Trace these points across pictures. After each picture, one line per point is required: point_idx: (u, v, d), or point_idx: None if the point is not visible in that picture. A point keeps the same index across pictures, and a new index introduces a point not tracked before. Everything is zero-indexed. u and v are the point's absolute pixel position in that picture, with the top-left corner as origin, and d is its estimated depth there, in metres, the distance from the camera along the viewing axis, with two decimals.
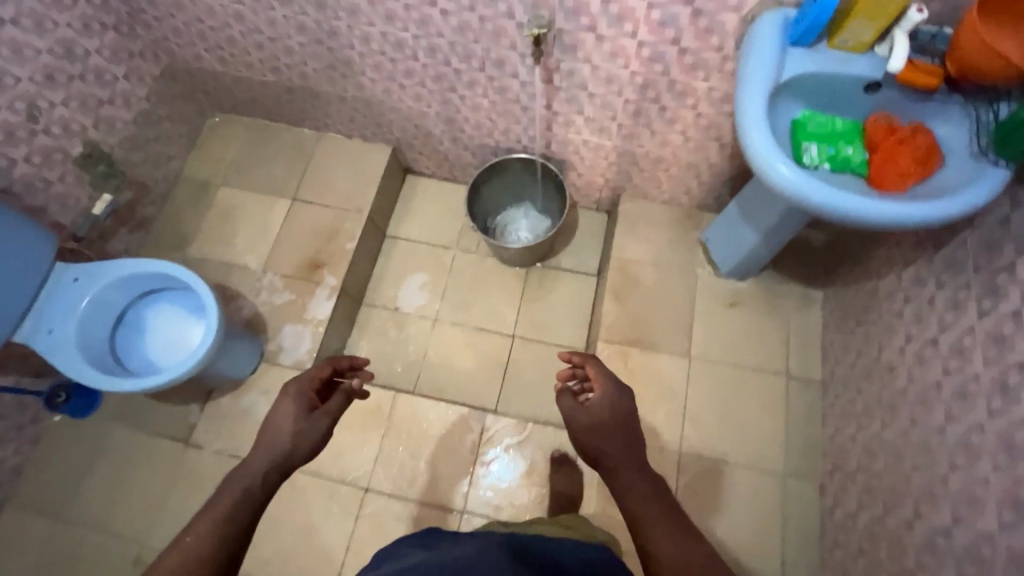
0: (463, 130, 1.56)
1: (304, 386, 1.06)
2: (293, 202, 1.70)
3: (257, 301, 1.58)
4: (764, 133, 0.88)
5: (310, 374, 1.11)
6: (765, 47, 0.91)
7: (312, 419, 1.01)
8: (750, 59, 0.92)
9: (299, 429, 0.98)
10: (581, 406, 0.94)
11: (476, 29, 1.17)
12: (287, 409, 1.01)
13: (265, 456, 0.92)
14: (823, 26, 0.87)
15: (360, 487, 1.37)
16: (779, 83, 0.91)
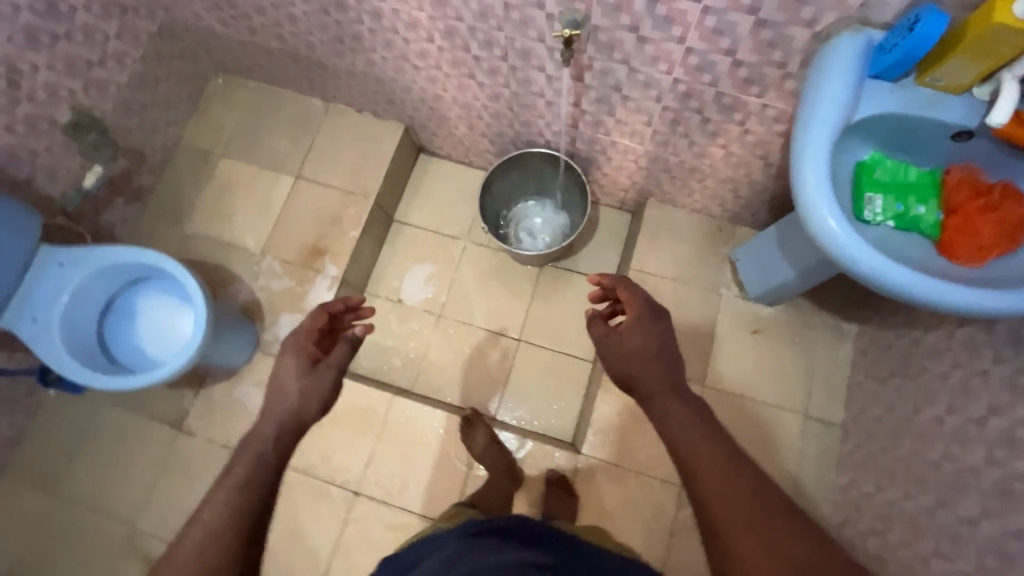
0: (481, 117, 1.41)
1: (302, 342, 0.92)
2: (296, 180, 1.59)
3: (255, 285, 1.51)
4: (822, 184, 0.75)
5: (305, 326, 0.95)
6: (841, 79, 0.76)
7: (317, 373, 0.88)
8: (820, 90, 0.77)
9: (305, 388, 0.86)
10: (615, 335, 0.84)
11: (500, 16, 1.02)
12: (290, 369, 0.88)
13: (275, 421, 0.82)
14: (916, 60, 0.72)
15: (349, 490, 1.37)
16: (850, 123, 0.77)
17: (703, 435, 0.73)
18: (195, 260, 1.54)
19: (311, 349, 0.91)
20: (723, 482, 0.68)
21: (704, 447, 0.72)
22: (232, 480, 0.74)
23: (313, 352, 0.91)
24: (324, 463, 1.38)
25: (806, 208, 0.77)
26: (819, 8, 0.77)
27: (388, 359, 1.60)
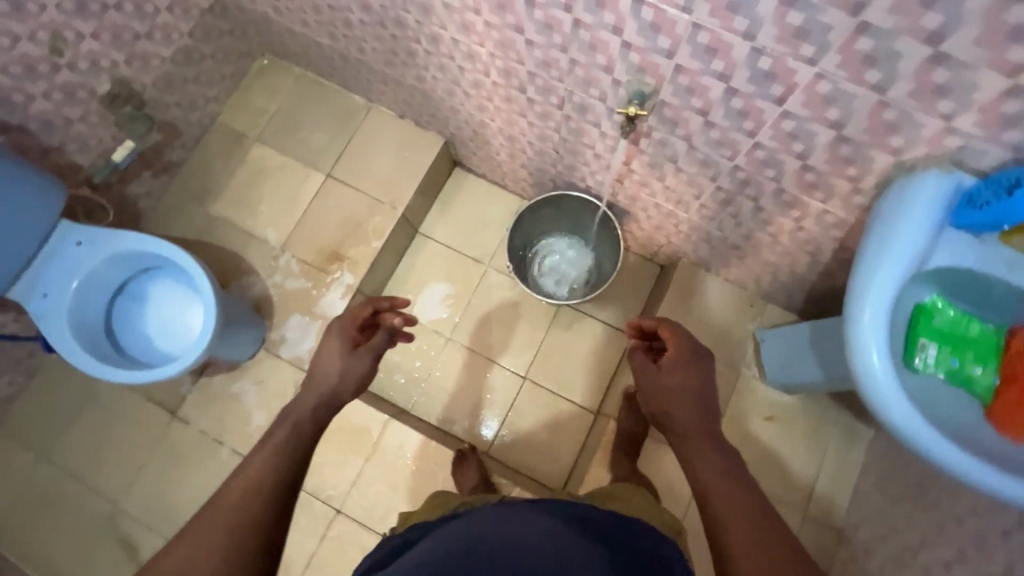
0: (524, 151, 1.36)
1: (346, 325, 0.91)
2: (326, 178, 1.55)
3: (269, 281, 1.49)
4: (877, 324, 0.71)
5: (348, 313, 0.93)
6: (921, 218, 0.71)
7: (357, 357, 0.88)
8: (896, 224, 0.72)
9: (343, 369, 0.86)
10: (654, 367, 0.85)
11: (563, 69, 0.96)
12: (331, 351, 0.88)
13: (313, 398, 0.82)
14: (1006, 221, 0.67)
15: (332, 507, 1.36)
16: (921, 267, 0.72)
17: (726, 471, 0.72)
18: (214, 244, 1.51)
19: (354, 334, 0.90)
20: (742, 516, 0.67)
21: (727, 481, 0.71)
22: (271, 444, 0.72)
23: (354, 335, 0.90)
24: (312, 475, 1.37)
25: (852, 343, 0.73)
26: (911, 141, 0.71)
27: (390, 373, 1.58)
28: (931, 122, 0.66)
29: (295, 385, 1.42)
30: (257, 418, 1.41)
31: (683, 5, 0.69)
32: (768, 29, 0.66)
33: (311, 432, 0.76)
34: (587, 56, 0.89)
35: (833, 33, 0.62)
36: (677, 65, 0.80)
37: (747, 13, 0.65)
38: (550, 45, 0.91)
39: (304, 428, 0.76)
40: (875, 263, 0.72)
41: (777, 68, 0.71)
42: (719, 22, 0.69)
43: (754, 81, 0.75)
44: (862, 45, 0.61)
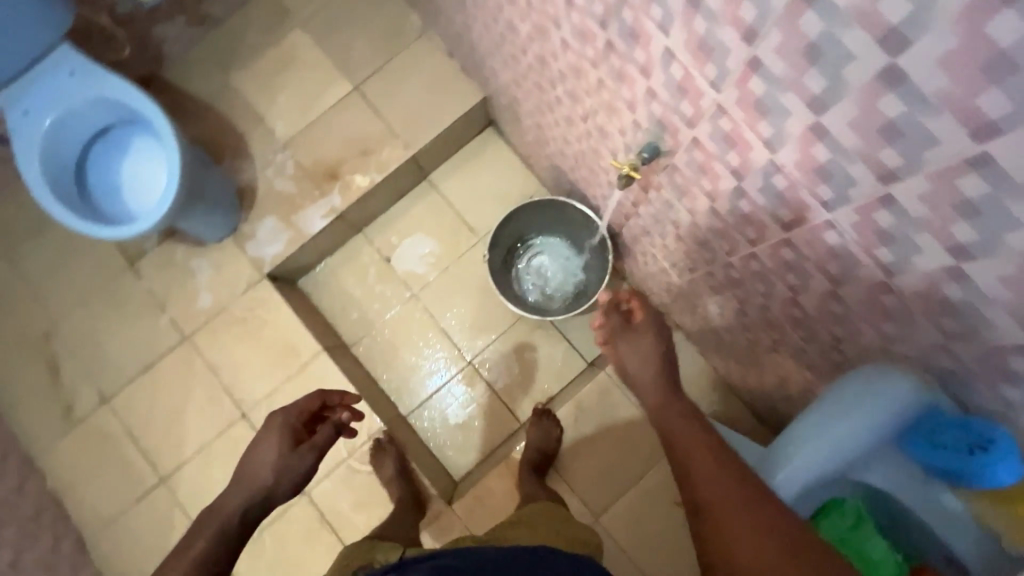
0: (549, 144, 1.25)
1: (290, 419, 0.89)
2: (352, 91, 1.48)
3: (261, 173, 1.46)
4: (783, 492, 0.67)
5: (297, 404, 0.91)
6: (856, 422, 0.65)
7: (297, 455, 0.85)
8: (830, 414, 0.66)
9: (281, 467, 0.84)
10: (625, 330, 0.81)
11: (590, 85, 0.84)
12: (269, 448, 0.86)
13: (245, 496, 0.81)
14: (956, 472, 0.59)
15: (239, 410, 1.38)
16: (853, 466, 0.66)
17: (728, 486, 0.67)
18: (223, 116, 1.48)
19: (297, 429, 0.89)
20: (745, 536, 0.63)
21: (727, 501, 0.65)
22: (187, 558, 0.73)
23: (296, 432, 0.88)
24: (233, 372, 1.40)
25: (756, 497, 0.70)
26: (904, 334, 0.59)
27: (347, 305, 1.56)
28: (929, 328, 0.55)
29: (248, 284, 1.42)
30: (203, 300, 1.42)
31: (713, 80, 0.57)
32: (791, 150, 0.54)
33: (237, 536, 0.77)
34: (614, 84, 0.77)
35: (856, 188, 0.50)
36: (695, 137, 0.68)
37: (775, 121, 0.53)
38: (583, 55, 0.79)
39: (224, 535, 0.76)
40: (789, 441, 0.69)
41: (790, 193, 0.59)
42: (744, 117, 0.56)
43: (764, 193, 0.63)
44: (882, 217, 0.50)
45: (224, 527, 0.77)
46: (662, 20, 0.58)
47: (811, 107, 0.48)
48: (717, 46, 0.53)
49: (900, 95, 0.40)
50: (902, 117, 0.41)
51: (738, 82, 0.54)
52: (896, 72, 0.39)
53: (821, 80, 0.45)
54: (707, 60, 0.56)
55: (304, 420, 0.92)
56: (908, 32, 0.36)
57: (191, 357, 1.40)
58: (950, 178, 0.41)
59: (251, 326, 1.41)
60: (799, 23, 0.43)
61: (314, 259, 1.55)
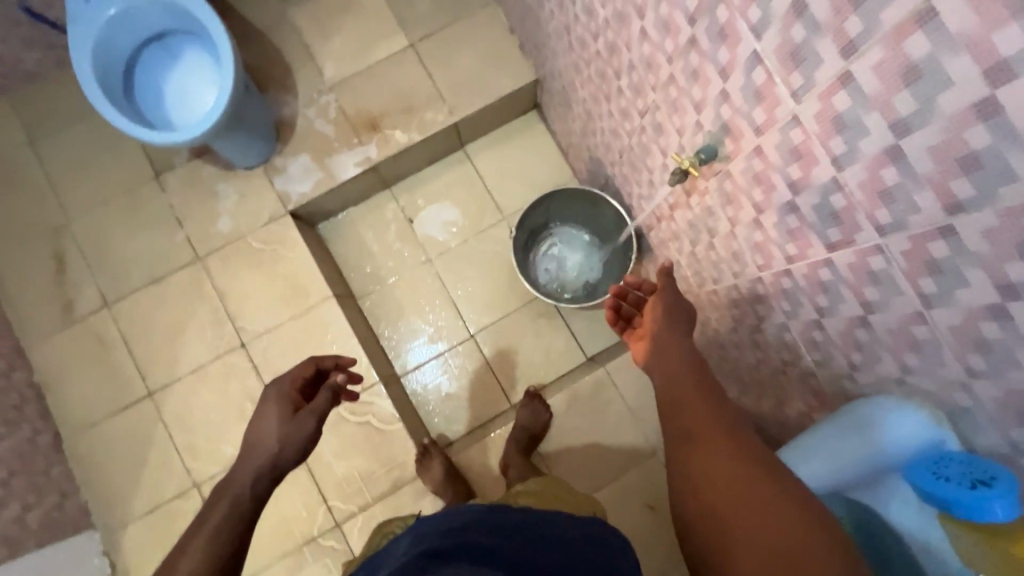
0: (595, 137, 1.26)
1: (285, 389, 0.92)
2: (408, 47, 1.49)
3: (303, 110, 1.46)
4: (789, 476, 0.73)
5: (290, 373, 0.94)
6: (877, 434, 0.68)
7: (297, 422, 0.87)
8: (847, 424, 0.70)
9: (284, 435, 0.85)
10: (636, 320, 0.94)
11: (658, 80, 0.86)
12: (270, 419, 0.88)
13: (253, 468, 0.82)
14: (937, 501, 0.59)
15: (239, 338, 1.38)
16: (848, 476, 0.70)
17: (735, 465, 0.70)
18: (275, 47, 1.48)
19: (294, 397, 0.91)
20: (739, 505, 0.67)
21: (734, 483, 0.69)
22: (202, 530, 0.74)
23: (294, 399, 0.91)
24: (239, 301, 1.39)
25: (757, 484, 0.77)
26: (925, 367, 0.61)
27: (361, 258, 1.57)
28: (953, 365, 0.57)
29: (269, 217, 1.42)
30: (222, 224, 1.42)
31: (796, 90, 0.59)
32: (858, 169, 0.56)
33: (248, 507, 0.78)
34: (687, 82, 0.78)
35: (917, 216, 0.52)
36: (759, 145, 0.69)
37: (850, 139, 0.55)
38: (661, 48, 0.80)
39: (236, 507, 0.77)
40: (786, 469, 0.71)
41: (845, 213, 0.61)
42: (818, 131, 0.58)
43: (818, 210, 0.65)
44: (936, 248, 0.52)
45: (235, 502, 0.77)
46: (758, 24, 0.59)
47: (893, 130, 0.50)
48: (810, 57, 0.54)
49: (989, 129, 0.42)
50: (985, 151, 0.43)
51: (822, 94, 0.55)
52: (991, 105, 0.41)
53: (911, 103, 0.47)
54: (795, 69, 0.57)
55: (300, 388, 0.94)
56: (1015, 67, 0.38)
57: (200, 278, 1.39)
58: (1017, 218, 0.43)
59: (265, 259, 1.41)
60: (904, 44, 0.44)
61: (337, 207, 1.55)
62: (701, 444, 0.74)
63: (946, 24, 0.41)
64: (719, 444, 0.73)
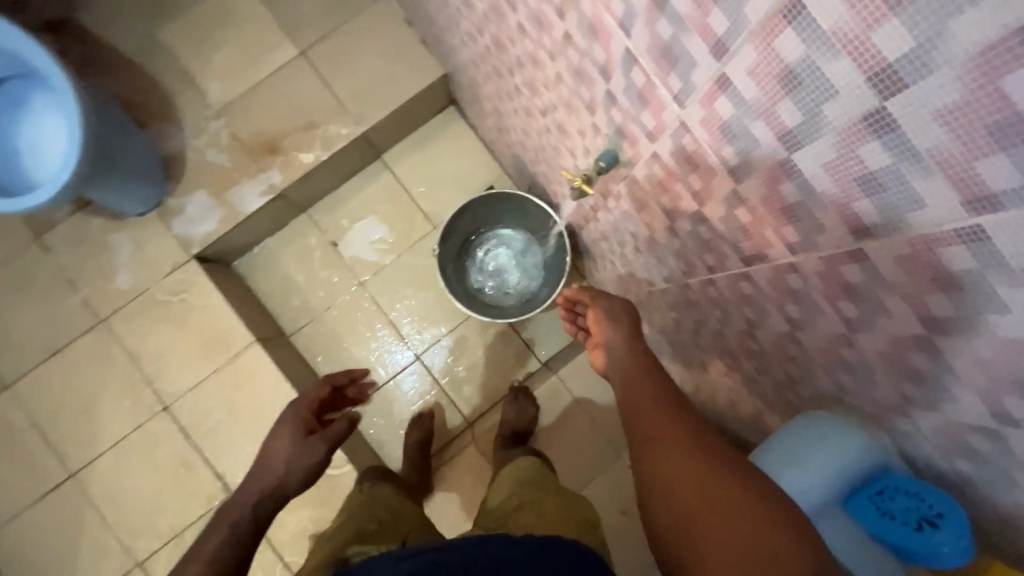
0: (510, 134, 1.16)
1: (302, 413, 0.84)
2: (298, 56, 1.34)
3: (191, 142, 1.31)
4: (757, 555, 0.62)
5: (305, 395, 0.86)
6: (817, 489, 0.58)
7: (307, 449, 0.78)
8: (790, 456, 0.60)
9: (292, 460, 0.78)
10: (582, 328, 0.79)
11: (548, 79, 0.75)
12: (280, 442, 0.80)
13: (255, 490, 0.75)
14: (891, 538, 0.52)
15: (160, 402, 1.27)
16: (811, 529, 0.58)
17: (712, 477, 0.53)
18: (148, 75, 1.32)
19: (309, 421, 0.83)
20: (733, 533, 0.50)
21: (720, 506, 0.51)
22: (201, 558, 0.65)
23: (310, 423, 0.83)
24: (153, 361, 1.27)
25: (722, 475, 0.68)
26: (863, 390, 0.54)
27: (288, 291, 1.45)
28: (887, 389, 0.51)
29: (173, 265, 1.29)
30: (121, 280, 1.29)
31: (677, 94, 0.49)
32: (755, 184, 0.48)
33: (248, 535, 0.70)
34: (573, 82, 0.68)
35: (824, 238, 0.45)
36: (654, 153, 0.60)
37: (742, 149, 0.46)
38: (541, 44, 0.69)
39: (232, 537, 0.68)
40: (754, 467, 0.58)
41: (753, 229, 0.53)
42: (708, 140, 0.49)
43: (726, 223, 0.56)
44: (850, 273, 0.44)
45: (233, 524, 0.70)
46: (624, 19, 0.49)
47: (784, 143, 0.42)
48: (681, 59, 0.45)
49: (886, 146, 0.35)
50: (886, 169, 0.36)
51: (704, 100, 0.46)
52: (885, 117, 0.34)
53: (796, 113, 0.39)
54: (670, 70, 0.48)
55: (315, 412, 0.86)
56: (904, 73, 0.31)
57: (107, 342, 1.27)
58: (931, 246, 0.36)
59: (175, 312, 1.29)
60: (777, 44, 0.36)
61: (252, 241, 1.42)
62: (672, 459, 0.56)
63: (816, 19, 0.33)
64: (691, 457, 0.56)
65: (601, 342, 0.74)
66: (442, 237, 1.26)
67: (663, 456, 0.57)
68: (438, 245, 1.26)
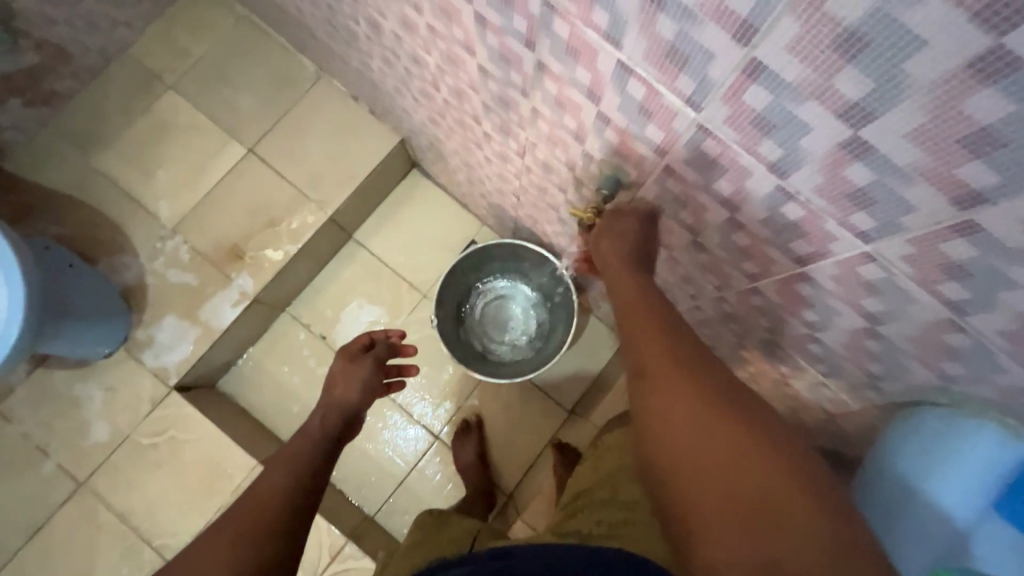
0: (483, 183, 1.10)
1: (366, 379, 0.82)
2: (246, 155, 1.27)
3: (148, 267, 1.22)
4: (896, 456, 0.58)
5: (360, 372, 0.82)
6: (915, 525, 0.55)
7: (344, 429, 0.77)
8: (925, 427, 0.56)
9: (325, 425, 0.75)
10: (360, 364, 0.83)
11: (523, 115, 0.69)
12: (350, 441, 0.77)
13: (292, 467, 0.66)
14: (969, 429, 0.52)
15: (162, 559, 1.10)
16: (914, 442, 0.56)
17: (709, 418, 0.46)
18: (89, 208, 1.24)
19: (372, 378, 0.83)
20: (728, 487, 0.43)
21: (737, 442, 0.45)
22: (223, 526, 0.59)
23: (375, 373, 0.84)
24: (146, 515, 1.12)
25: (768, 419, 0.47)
26: (974, 374, 0.48)
27: (283, 399, 1.34)
28: (1015, 368, 0.44)
29: (151, 403, 1.17)
30: (94, 432, 1.16)
31: (689, 96, 0.43)
32: (810, 174, 0.41)
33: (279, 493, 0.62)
34: (554, 112, 0.62)
35: (912, 216, 0.37)
36: (667, 166, 0.54)
37: (784, 140, 0.40)
38: (509, 82, 0.64)
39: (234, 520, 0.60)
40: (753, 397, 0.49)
41: (807, 223, 0.46)
42: (735, 139, 0.43)
43: (770, 225, 0.50)
44: (952, 249, 0.37)
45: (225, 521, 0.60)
46: (609, 28, 0.43)
47: (845, 119, 0.34)
48: (690, 52, 0.39)
49: (1004, 90, 0.27)
50: (1002, 120, 0.28)
51: (726, 95, 0.40)
52: (1004, 55, 0.26)
53: (866, 79, 0.31)
54: (679, 71, 0.42)
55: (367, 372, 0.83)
56: None
57: (90, 505, 1.12)
58: None
59: (162, 452, 1.15)
60: (842, 21, 0.29)
61: (233, 354, 1.31)
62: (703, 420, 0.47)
63: None
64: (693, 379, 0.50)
65: (356, 379, 0.81)
66: (439, 305, 1.22)
67: (662, 393, 0.50)
68: (435, 314, 1.21)
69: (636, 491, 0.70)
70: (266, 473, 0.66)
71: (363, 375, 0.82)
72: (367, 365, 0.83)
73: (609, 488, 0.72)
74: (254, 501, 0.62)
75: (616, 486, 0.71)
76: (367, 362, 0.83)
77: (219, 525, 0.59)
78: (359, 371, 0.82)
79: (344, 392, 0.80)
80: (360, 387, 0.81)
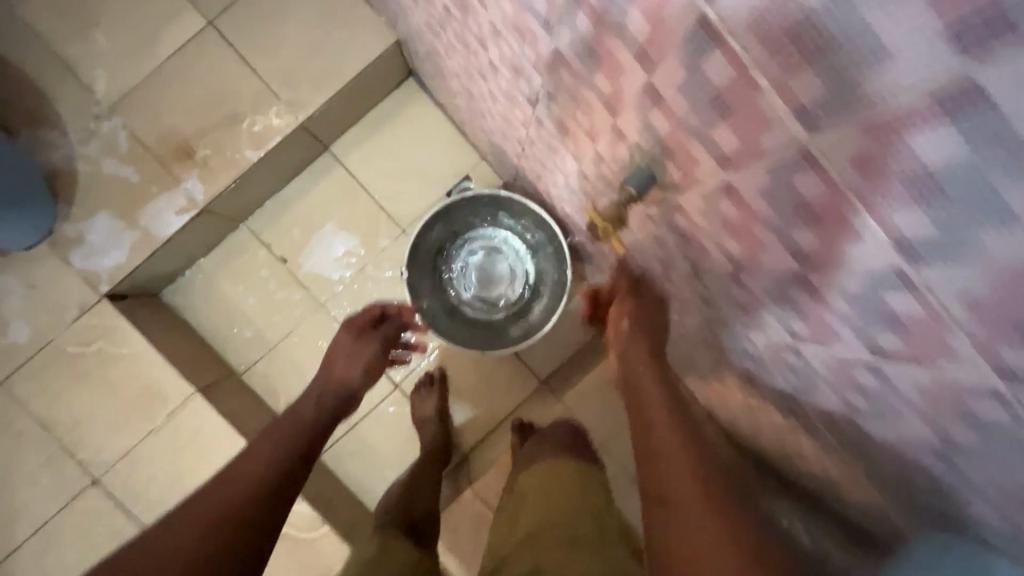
0: (485, 118, 0.90)
1: (370, 361, 0.80)
2: (206, 30, 1.04)
3: (80, 151, 1.03)
4: None
5: (366, 352, 0.80)
6: None
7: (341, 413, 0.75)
8: None
9: (320, 406, 0.74)
10: (364, 347, 0.80)
11: (542, 56, 0.50)
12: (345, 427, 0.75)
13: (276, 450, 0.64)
14: None
15: (87, 474, 1.03)
16: None
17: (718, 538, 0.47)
18: (7, 64, 1.01)
19: (374, 359, 0.81)
20: None
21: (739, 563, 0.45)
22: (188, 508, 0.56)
23: (376, 353, 0.81)
24: (71, 427, 1.03)
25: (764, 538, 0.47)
26: None
27: (234, 320, 1.22)
28: None
29: (78, 310, 1.04)
30: (13, 332, 1.03)
31: (807, 105, 0.28)
32: (962, 274, 0.26)
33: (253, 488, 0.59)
34: (584, 64, 0.44)
35: None
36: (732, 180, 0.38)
37: (943, 216, 0.25)
38: (529, 6, 0.45)
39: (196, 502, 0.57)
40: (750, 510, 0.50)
41: (921, 321, 0.31)
42: (855, 183, 0.28)
43: (857, 301, 0.35)
44: None
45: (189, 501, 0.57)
46: None
47: None
48: (854, 25, 0.23)
49: None
50: None
51: (873, 123, 0.26)
52: None
53: None
54: (806, 65, 0.27)
55: (374, 353, 0.81)
56: None
57: (7, 410, 1.02)
58: None
59: (90, 364, 1.04)
60: None
61: (180, 264, 1.17)
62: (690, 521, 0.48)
63: None
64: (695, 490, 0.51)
65: (364, 360, 0.80)
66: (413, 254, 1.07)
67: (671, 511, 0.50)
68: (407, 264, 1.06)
69: (561, 540, 0.73)
70: (249, 453, 0.63)
71: (367, 358, 0.80)
72: (372, 343, 0.81)
73: (534, 554, 0.73)
74: (239, 481, 0.59)
75: (537, 557, 0.72)
76: (372, 342, 0.81)
77: (185, 509, 0.56)
78: (364, 351, 0.80)
79: (342, 377, 0.78)
80: (361, 370, 0.79)
